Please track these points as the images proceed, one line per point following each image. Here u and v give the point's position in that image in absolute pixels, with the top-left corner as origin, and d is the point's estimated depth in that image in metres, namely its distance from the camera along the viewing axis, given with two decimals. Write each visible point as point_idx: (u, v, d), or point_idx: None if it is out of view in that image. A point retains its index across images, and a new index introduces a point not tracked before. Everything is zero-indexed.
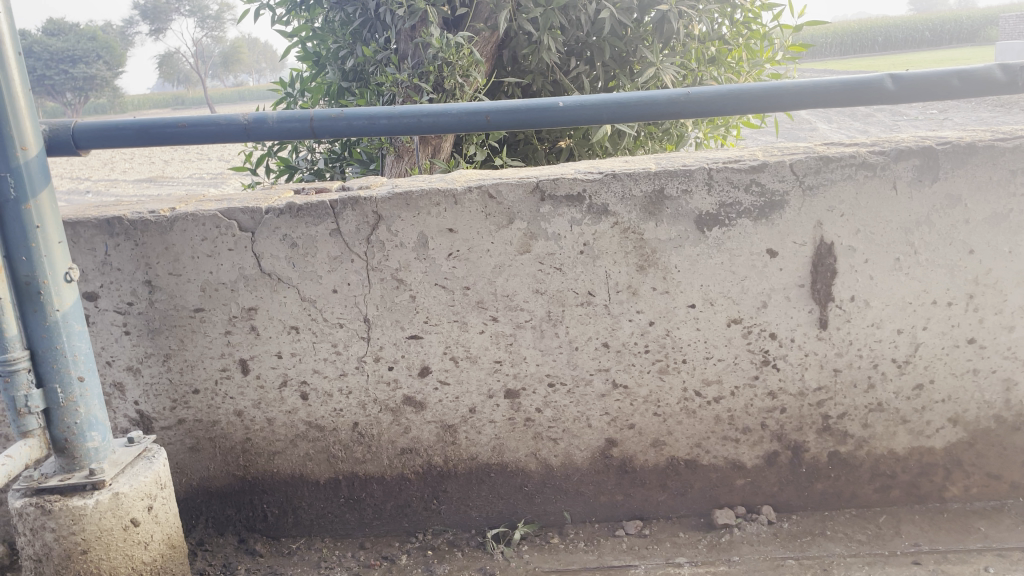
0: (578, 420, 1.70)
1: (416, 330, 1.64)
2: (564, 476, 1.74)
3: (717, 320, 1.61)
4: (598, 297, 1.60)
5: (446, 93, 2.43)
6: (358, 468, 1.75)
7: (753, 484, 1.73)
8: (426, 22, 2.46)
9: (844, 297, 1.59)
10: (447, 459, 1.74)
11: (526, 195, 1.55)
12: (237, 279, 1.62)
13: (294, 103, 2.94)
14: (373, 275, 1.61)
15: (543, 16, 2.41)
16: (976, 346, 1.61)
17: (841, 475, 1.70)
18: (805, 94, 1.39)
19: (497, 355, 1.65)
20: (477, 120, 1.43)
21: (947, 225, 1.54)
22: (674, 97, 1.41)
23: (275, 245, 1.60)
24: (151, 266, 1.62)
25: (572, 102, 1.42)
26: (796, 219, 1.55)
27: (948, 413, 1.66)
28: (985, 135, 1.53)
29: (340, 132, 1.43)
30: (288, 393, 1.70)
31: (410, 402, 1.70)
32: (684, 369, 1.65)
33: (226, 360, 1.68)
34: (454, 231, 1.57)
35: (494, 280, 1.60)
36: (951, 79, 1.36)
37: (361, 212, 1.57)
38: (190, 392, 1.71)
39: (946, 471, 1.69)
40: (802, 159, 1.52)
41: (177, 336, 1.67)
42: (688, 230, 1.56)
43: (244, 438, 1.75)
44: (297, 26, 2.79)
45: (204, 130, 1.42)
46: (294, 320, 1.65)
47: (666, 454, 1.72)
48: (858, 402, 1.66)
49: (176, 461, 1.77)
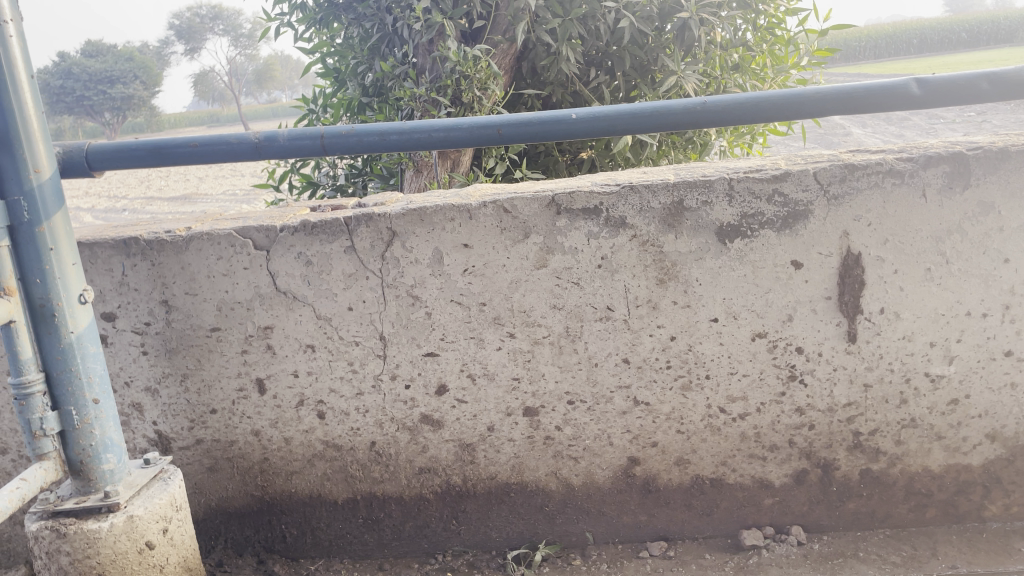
0: (599, 438, 1.66)
1: (433, 347, 1.62)
2: (585, 495, 1.70)
3: (740, 334, 1.57)
4: (617, 312, 1.57)
5: (464, 107, 2.41)
6: (377, 488, 1.73)
7: (782, 504, 1.67)
8: (444, 36, 2.44)
9: (873, 310, 1.53)
10: (466, 479, 1.71)
11: (541, 209, 1.52)
12: (252, 298, 1.61)
13: (316, 119, 2.95)
14: (388, 292, 1.59)
15: (561, 26, 2.38)
16: (1014, 358, 1.55)
17: (873, 494, 1.64)
18: (827, 101, 1.34)
19: (515, 372, 1.62)
20: (488, 134, 1.40)
21: (981, 233, 1.48)
22: (691, 106, 1.37)
23: (290, 264, 1.59)
24: (167, 286, 1.61)
25: (585, 114, 1.38)
26: (821, 229, 1.50)
27: (985, 429, 1.59)
28: (1018, 139, 1.47)
29: (351, 149, 1.41)
30: (304, 412, 1.69)
31: (427, 420, 1.67)
32: (708, 385, 1.60)
33: (243, 380, 1.67)
34: (469, 247, 1.54)
35: (511, 296, 1.57)
36: (981, 82, 1.30)
37: (375, 229, 1.55)
38: (208, 412, 1.71)
39: (984, 489, 1.62)
40: (826, 167, 1.47)
41: (193, 356, 1.66)
42: (709, 242, 1.52)
43: (262, 459, 1.73)
44: (318, 42, 2.80)
45: (217, 149, 1.41)
46: (310, 338, 1.63)
47: (690, 473, 1.67)
48: (890, 418, 1.59)
49: (195, 481, 1.77)
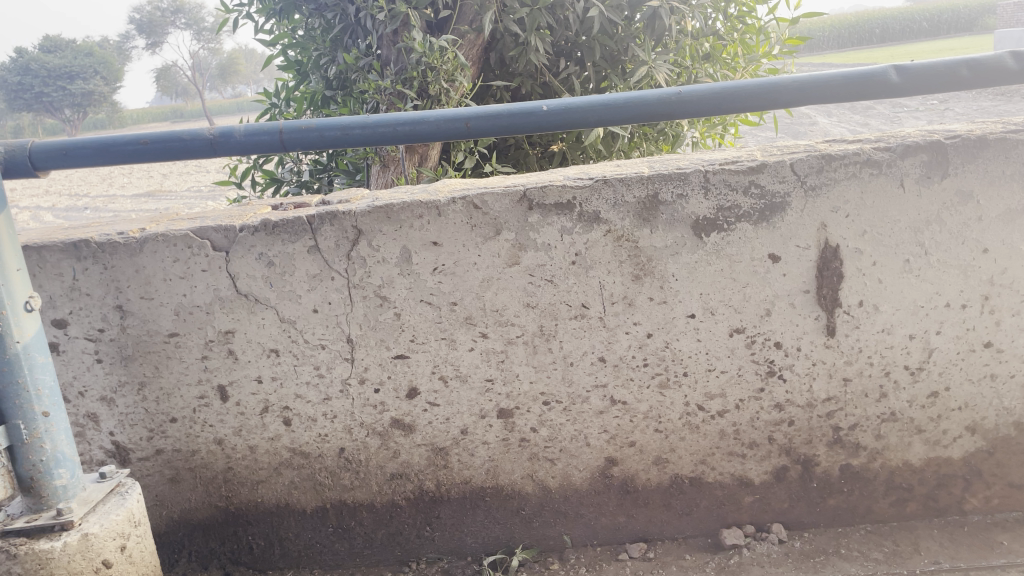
0: (576, 439, 1.61)
1: (402, 349, 1.56)
2: (562, 498, 1.66)
3: (718, 330, 1.53)
4: (592, 309, 1.52)
5: (431, 99, 2.34)
6: (347, 496, 1.67)
7: (762, 501, 1.64)
8: (408, 26, 2.38)
9: (852, 303, 1.51)
10: (439, 484, 1.66)
11: (513, 205, 1.47)
12: (212, 301, 1.54)
13: (278, 113, 2.87)
14: (355, 292, 1.53)
15: (530, 15, 2.31)
16: (993, 350, 1.53)
17: (854, 490, 1.62)
18: (805, 90, 1.30)
19: (488, 373, 1.57)
20: (456, 127, 1.34)
21: (959, 224, 1.46)
22: (665, 97, 1.32)
23: (251, 265, 1.52)
24: (121, 291, 1.54)
25: (556, 106, 1.33)
26: (799, 221, 1.46)
27: (965, 421, 1.57)
28: (996, 127, 1.45)
29: (311, 144, 1.35)
30: (270, 419, 1.62)
31: (398, 425, 1.61)
32: (686, 383, 1.57)
33: (204, 387, 1.60)
34: (439, 244, 1.49)
35: (483, 294, 1.52)
36: (960, 69, 1.27)
37: (340, 227, 1.49)
38: (168, 421, 1.63)
39: (965, 482, 1.60)
40: (803, 158, 1.44)
41: (151, 363, 1.59)
42: (684, 237, 1.48)
43: (226, 468, 1.67)
44: (278, 34, 2.72)
45: (169, 146, 1.34)
46: (273, 342, 1.57)
47: (669, 472, 1.63)
48: (870, 412, 1.57)
49: (156, 493, 1.69)
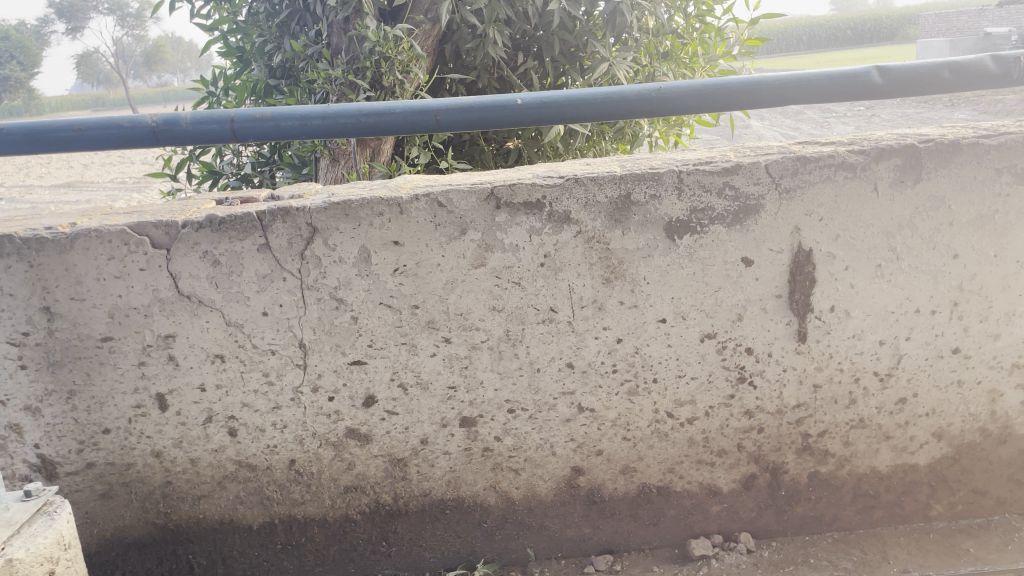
0: (542, 448, 1.55)
1: (360, 355, 1.47)
2: (526, 509, 1.59)
3: (690, 335, 1.48)
4: (561, 314, 1.46)
5: (385, 91, 2.23)
6: (297, 511, 1.57)
7: (729, 510, 1.61)
8: (360, 14, 2.27)
9: (824, 308, 1.48)
10: (397, 497, 1.57)
11: (480, 203, 1.39)
12: (150, 303, 1.43)
13: (216, 102, 2.71)
14: (309, 294, 1.43)
15: (488, 6, 2.25)
16: (961, 356, 1.52)
17: (822, 498, 1.60)
18: (789, 89, 1.26)
19: (451, 380, 1.49)
20: (424, 120, 1.25)
21: (931, 228, 1.44)
22: (646, 93, 1.25)
23: (195, 264, 1.41)
24: (49, 291, 1.40)
25: (532, 99, 1.24)
26: (772, 224, 1.43)
27: (932, 427, 1.56)
28: (967, 132, 1.44)
29: (266, 135, 1.24)
30: (214, 430, 1.51)
31: (353, 435, 1.52)
32: (655, 390, 1.52)
33: (141, 395, 1.48)
34: (400, 244, 1.40)
35: (447, 297, 1.44)
36: (943, 72, 1.25)
37: (293, 225, 1.39)
38: (100, 433, 1.50)
39: (930, 488, 1.60)
40: (778, 159, 1.40)
41: (82, 370, 1.46)
42: (657, 239, 1.42)
43: (165, 482, 1.54)
44: (217, 19, 2.57)
45: (106, 133, 1.22)
46: (218, 347, 1.46)
47: (637, 482, 1.58)
48: (839, 419, 1.55)
49: (85, 510, 1.56)
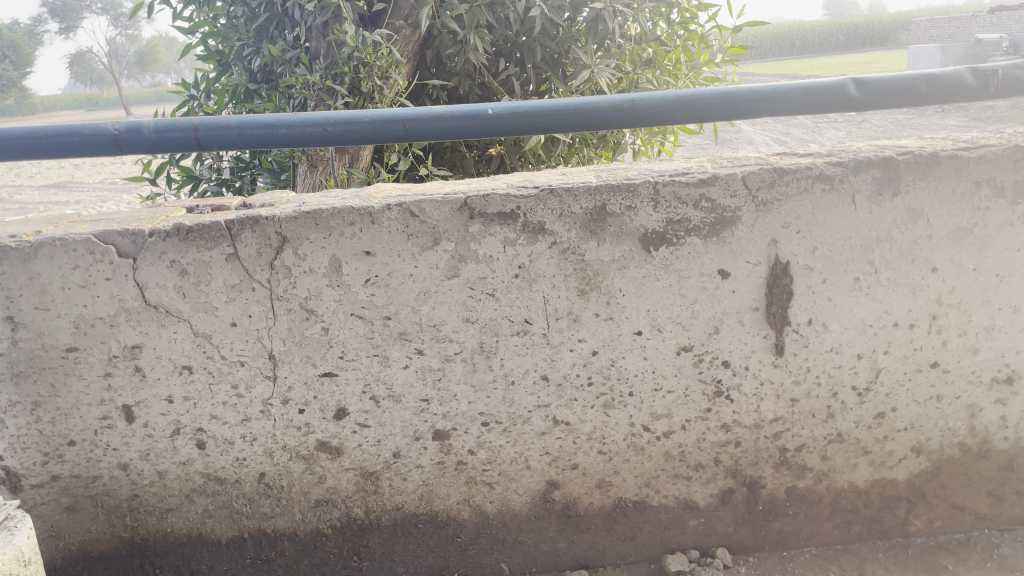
0: (516, 462, 1.52)
1: (330, 367, 1.45)
2: (501, 524, 1.57)
3: (666, 348, 1.46)
4: (535, 325, 1.44)
5: (364, 96, 2.22)
6: (267, 524, 1.54)
7: (706, 525, 1.59)
8: (339, 18, 2.25)
9: (801, 321, 1.46)
10: (369, 511, 1.54)
11: (453, 213, 1.37)
12: (117, 312, 1.40)
13: (197, 106, 2.69)
14: (279, 305, 1.40)
15: (469, 12, 2.22)
16: (940, 370, 1.50)
17: (800, 513, 1.58)
18: (764, 101, 1.24)
19: (424, 393, 1.47)
20: (393, 129, 1.22)
21: (910, 242, 1.43)
22: (618, 104, 1.24)
23: (162, 274, 1.38)
24: (13, 300, 1.38)
25: (503, 109, 1.23)
26: (749, 236, 1.41)
27: (911, 442, 1.54)
28: (946, 144, 1.42)
29: (231, 143, 1.21)
30: (181, 442, 1.49)
31: (324, 447, 1.50)
32: (631, 403, 1.50)
33: (107, 407, 1.45)
34: (372, 254, 1.38)
35: (419, 308, 1.41)
36: (919, 84, 1.24)
37: (262, 234, 1.36)
38: (65, 445, 1.47)
39: (909, 504, 1.58)
40: (755, 171, 1.38)
41: (47, 381, 1.43)
42: (633, 250, 1.40)
43: (132, 495, 1.52)
44: (197, 22, 2.54)
45: (66, 141, 1.19)
46: (186, 358, 1.43)
47: (613, 496, 1.56)
48: (817, 433, 1.53)
49: (51, 523, 1.53)
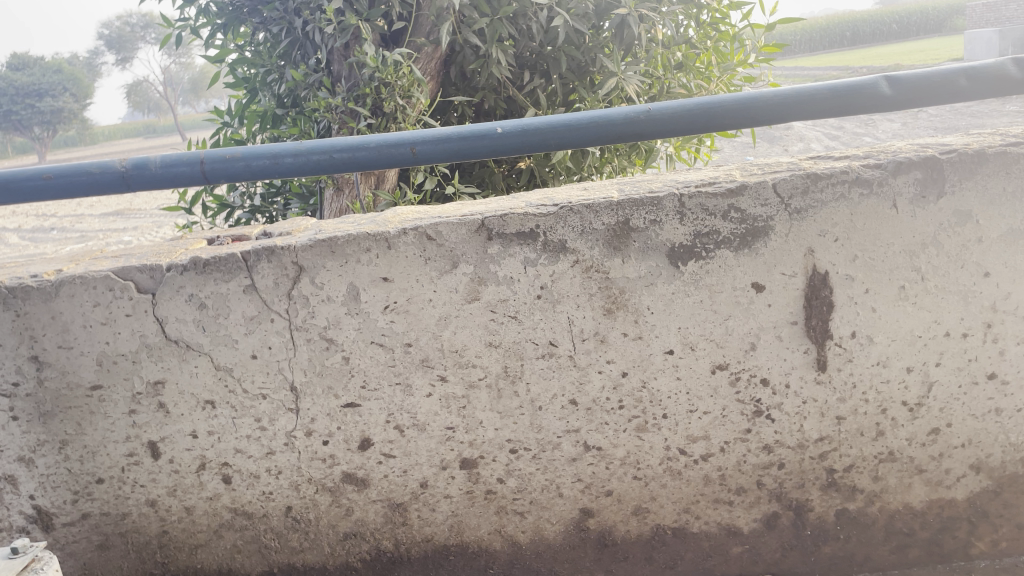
0: (547, 489, 1.47)
1: (353, 397, 1.41)
2: (534, 554, 1.52)
3: (699, 367, 1.39)
4: (561, 348, 1.38)
5: (386, 117, 2.21)
6: (296, 559, 1.52)
7: (752, 552, 1.51)
8: (360, 39, 2.25)
9: (844, 334, 1.37)
10: (398, 543, 1.51)
11: (470, 235, 1.32)
12: (138, 349, 1.38)
13: (229, 133, 2.70)
14: (298, 335, 1.37)
15: (490, 27, 2.22)
16: (997, 381, 1.40)
17: (851, 537, 1.49)
18: (789, 105, 1.17)
19: (449, 421, 1.42)
20: (400, 153, 1.19)
21: (958, 246, 1.33)
22: (633, 115, 1.18)
23: (181, 308, 1.36)
24: (36, 339, 1.38)
25: (512, 127, 1.18)
26: (783, 246, 1.33)
27: (969, 459, 1.44)
28: (994, 140, 1.33)
29: (237, 176, 1.19)
30: (207, 477, 1.47)
31: (350, 479, 1.46)
32: (666, 425, 1.43)
33: (133, 444, 1.45)
34: (389, 280, 1.34)
35: (440, 334, 1.37)
36: (958, 78, 1.16)
37: (278, 264, 1.34)
38: (94, 482, 1.47)
39: (970, 525, 1.48)
40: (786, 178, 1.31)
41: (73, 419, 1.43)
42: (660, 266, 1.34)
43: (161, 532, 1.51)
44: (224, 50, 2.57)
45: (75, 181, 1.18)
46: (208, 393, 1.41)
47: (650, 523, 1.49)
48: (866, 452, 1.44)
49: (83, 561, 1.53)
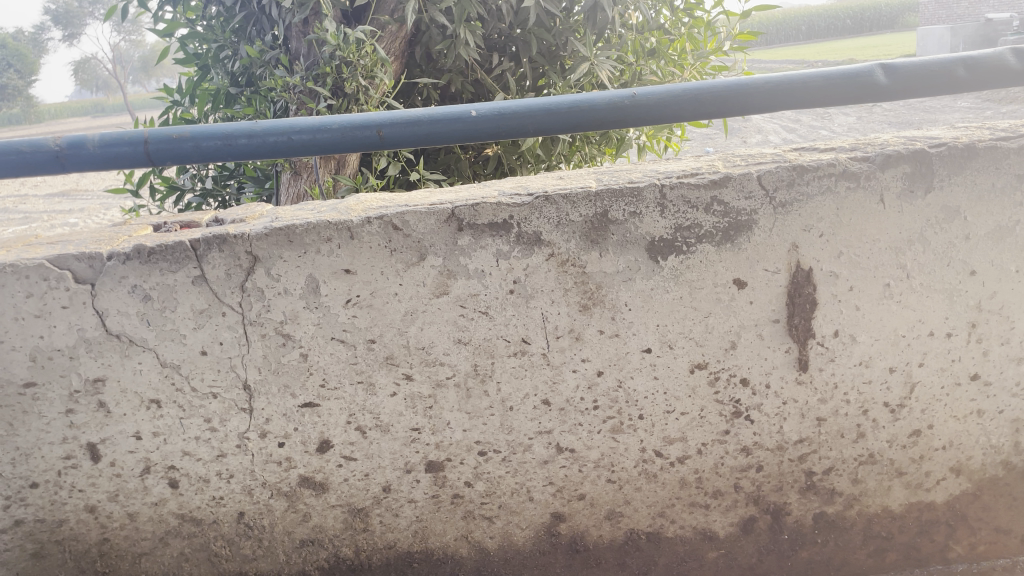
0: (517, 493, 1.40)
1: (311, 397, 1.32)
2: (502, 560, 1.45)
3: (677, 367, 1.33)
4: (534, 345, 1.30)
5: (347, 98, 2.11)
6: (248, 567, 1.44)
7: (727, 557, 1.46)
8: (320, 15, 2.14)
9: (827, 333, 1.32)
10: (358, 550, 1.43)
11: (440, 225, 1.23)
12: (75, 343, 1.27)
13: (179, 113, 2.56)
14: (252, 330, 1.28)
15: (458, 5, 2.12)
16: (980, 382, 1.37)
17: (829, 541, 1.45)
18: (782, 93, 1.11)
19: (414, 421, 1.34)
20: (366, 136, 1.10)
21: (945, 243, 1.29)
22: (617, 100, 1.11)
23: (123, 300, 1.25)
24: None
25: (488, 110, 1.10)
26: (767, 241, 1.27)
27: (950, 462, 1.41)
28: (983, 134, 1.28)
29: (186, 157, 1.09)
30: (152, 481, 1.37)
31: (309, 483, 1.38)
32: (642, 426, 1.37)
33: (70, 446, 1.34)
34: (352, 272, 1.25)
35: (406, 330, 1.28)
36: (956, 68, 1.11)
37: (230, 254, 1.24)
38: (27, 487, 1.36)
39: (948, 528, 1.45)
40: (772, 170, 1.25)
41: (4, 419, 1.31)
42: (639, 260, 1.27)
43: (101, 540, 1.41)
44: (173, 23, 2.43)
45: (3, 159, 1.07)
46: (153, 392, 1.31)
47: (624, 527, 1.44)
48: (846, 454, 1.40)
49: (16, 571, 1.42)
